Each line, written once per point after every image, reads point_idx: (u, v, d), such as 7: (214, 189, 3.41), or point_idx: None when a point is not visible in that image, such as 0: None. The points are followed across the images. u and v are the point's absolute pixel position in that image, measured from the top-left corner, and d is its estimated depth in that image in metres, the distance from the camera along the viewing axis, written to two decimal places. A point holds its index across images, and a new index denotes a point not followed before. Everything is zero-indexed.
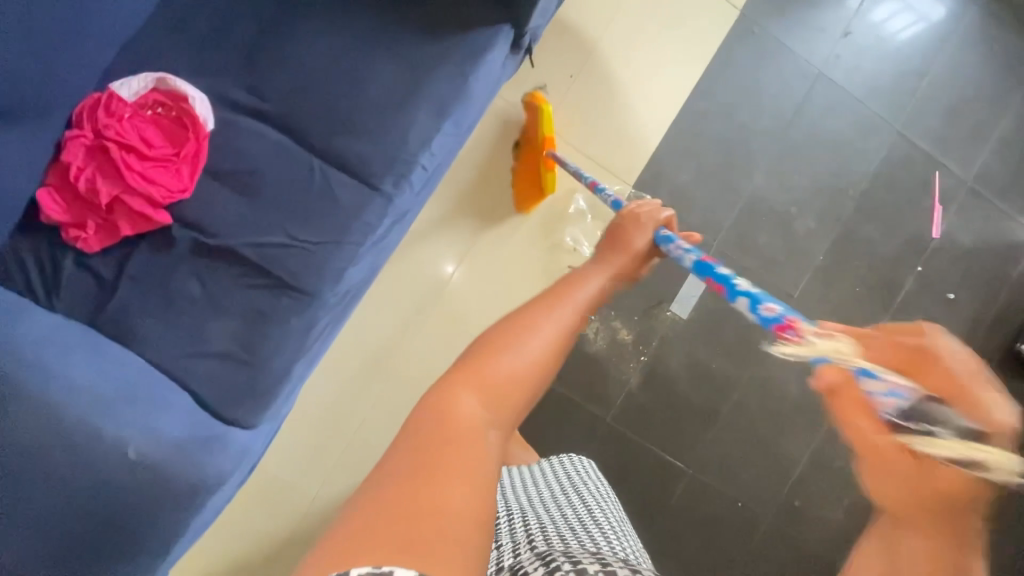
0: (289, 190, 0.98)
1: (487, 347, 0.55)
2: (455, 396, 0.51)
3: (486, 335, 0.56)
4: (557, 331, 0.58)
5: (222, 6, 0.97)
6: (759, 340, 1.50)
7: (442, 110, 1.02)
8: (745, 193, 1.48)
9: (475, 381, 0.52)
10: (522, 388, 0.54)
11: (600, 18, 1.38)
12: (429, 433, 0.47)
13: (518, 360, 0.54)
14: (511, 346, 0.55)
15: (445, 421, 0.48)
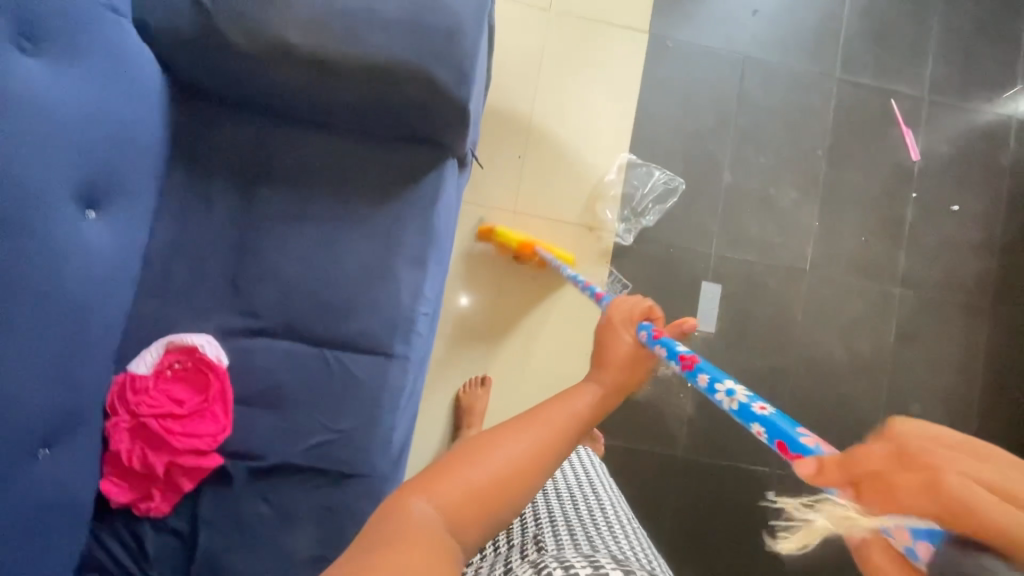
0: (314, 389, 1.03)
1: (464, 481, 0.49)
2: (408, 506, 0.48)
3: (447, 460, 0.51)
4: (515, 465, 0.50)
5: (195, 251, 1.02)
6: (792, 323, 1.49)
7: (421, 260, 1.06)
8: (722, 194, 1.49)
9: (442, 494, 0.48)
10: (482, 508, 0.49)
11: (524, 96, 1.44)
12: (379, 544, 0.46)
13: (485, 472, 0.50)
14: (466, 481, 0.49)
15: (401, 532, 0.46)
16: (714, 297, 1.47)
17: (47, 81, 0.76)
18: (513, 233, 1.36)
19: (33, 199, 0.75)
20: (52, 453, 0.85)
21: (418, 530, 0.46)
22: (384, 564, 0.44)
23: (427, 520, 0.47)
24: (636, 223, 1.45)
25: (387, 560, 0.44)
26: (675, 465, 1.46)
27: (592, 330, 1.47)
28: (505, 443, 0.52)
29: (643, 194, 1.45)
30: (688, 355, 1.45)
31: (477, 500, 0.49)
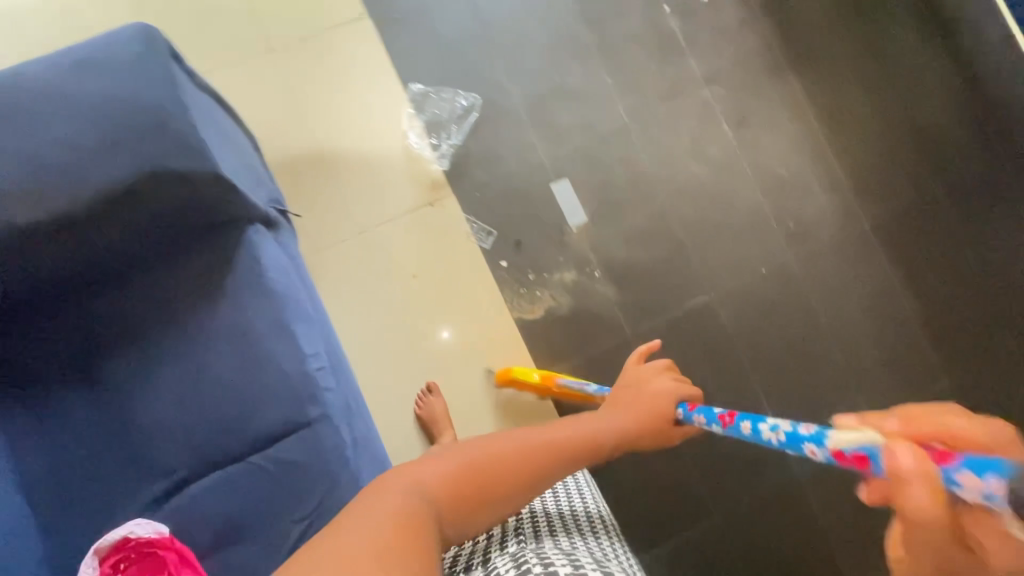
0: (263, 496, 1.00)
1: (470, 462, 0.67)
2: (428, 467, 0.64)
3: (455, 449, 0.69)
4: (530, 447, 0.71)
5: (73, 456, 0.98)
6: (644, 170, 1.56)
7: (284, 325, 1.06)
8: (519, 106, 1.53)
9: (447, 469, 0.64)
10: (493, 479, 0.66)
11: (300, 136, 1.46)
12: (388, 487, 0.60)
13: (488, 458, 0.67)
14: (492, 447, 0.69)
15: (404, 483, 0.61)
16: (570, 191, 1.52)
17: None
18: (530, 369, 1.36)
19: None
20: None
21: (422, 483, 0.61)
22: (410, 510, 0.56)
23: (437, 482, 0.62)
24: (447, 145, 1.49)
25: (412, 506, 0.57)
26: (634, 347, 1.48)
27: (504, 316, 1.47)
28: (528, 436, 0.73)
29: (447, 115, 1.50)
30: (580, 251, 1.50)
31: (475, 482, 0.65)
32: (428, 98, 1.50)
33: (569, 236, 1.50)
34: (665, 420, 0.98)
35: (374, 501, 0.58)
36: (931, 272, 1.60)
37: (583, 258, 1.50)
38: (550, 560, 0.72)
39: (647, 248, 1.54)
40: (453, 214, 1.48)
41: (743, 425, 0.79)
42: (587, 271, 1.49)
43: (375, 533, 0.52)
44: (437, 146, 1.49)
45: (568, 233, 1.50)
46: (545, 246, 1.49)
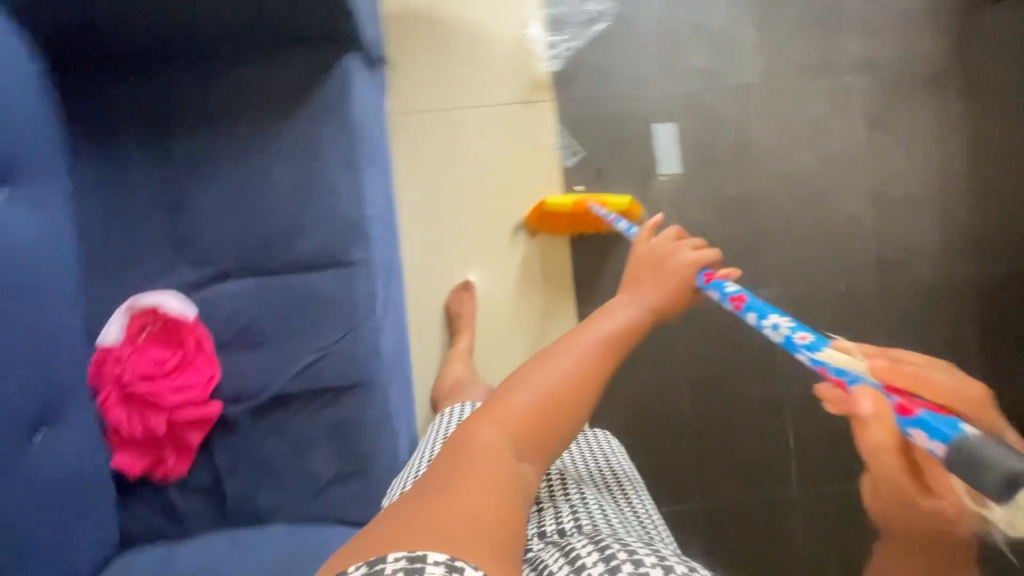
0: (287, 316, 1.02)
1: (516, 402, 0.65)
2: (478, 429, 0.62)
3: (502, 393, 0.68)
4: (573, 365, 0.69)
5: (129, 216, 1.01)
6: (755, 141, 1.44)
7: (352, 161, 1.03)
8: (650, 31, 1.41)
9: (503, 418, 0.63)
10: (541, 416, 0.65)
11: None
12: (462, 453, 0.60)
13: (540, 398, 0.66)
14: (526, 384, 0.67)
15: (474, 443, 0.60)
16: (673, 136, 1.42)
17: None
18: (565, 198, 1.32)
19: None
20: (48, 434, 0.87)
21: (492, 440, 0.61)
22: (464, 479, 0.55)
23: (496, 432, 0.62)
24: (564, 47, 1.40)
25: (465, 475, 0.56)
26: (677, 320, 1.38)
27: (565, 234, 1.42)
28: (560, 357, 0.70)
29: (575, 15, 1.39)
30: (660, 200, 1.42)
31: (529, 420, 0.64)
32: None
33: (655, 182, 1.41)
34: (686, 290, 0.90)
35: (452, 468, 0.58)
36: (1014, 349, 1.46)
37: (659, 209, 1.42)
38: (632, 547, 0.67)
39: (727, 221, 1.44)
40: (545, 121, 1.40)
41: (748, 317, 0.78)
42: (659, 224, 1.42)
43: (474, 506, 0.52)
44: (553, 44, 1.40)
45: (653, 178, 1.41)
46: (626, 183, 1.41)
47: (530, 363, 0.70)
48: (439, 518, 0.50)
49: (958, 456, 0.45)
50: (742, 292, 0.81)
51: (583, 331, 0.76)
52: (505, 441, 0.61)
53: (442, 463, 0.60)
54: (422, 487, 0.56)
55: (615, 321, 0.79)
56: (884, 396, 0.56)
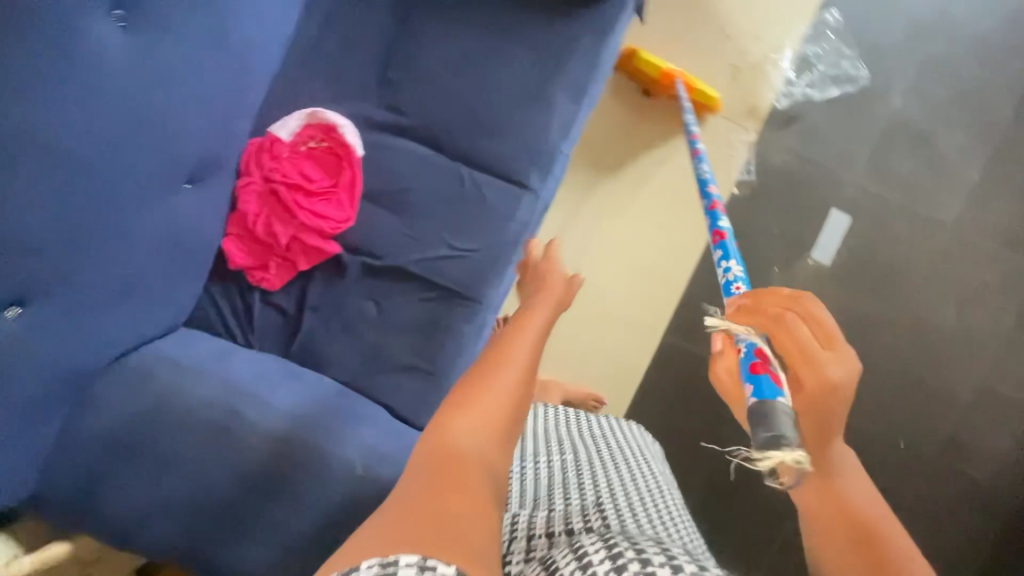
0: (442, 203, 0.99)
1: (470, 398, 0.57)
2: (448, 430, 0.53)
3: (457, 397, 0.57)
4: (516, 373, 0.61)
5: (350, 28, 0.97)
6: (909, 274, 1.40)
7: (579, 92, 0.97)
8: (883, 119, 1.33)
9: (471, 421, 0.54)
10: (506, 412, 0.57)
11: None
12: (438, 459, 0.50)
13: (501, 398, 0.57)
14: (490, 389, 0.58)
15: (450, 449, 0.51)
16: (842, 229, 1.38)
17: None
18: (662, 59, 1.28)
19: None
20: (191, 190, 0.87)
21: (467, 443, 0.52)
22: (455, 481, 0.48)
23: (473, 431, 0.53)
24: (800, 92, 1.32)
25: (455, 474, 0.48)
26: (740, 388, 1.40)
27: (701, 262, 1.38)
28: (507, 365, 0.62)
29: (827, 64, 1.31)
30: (795, 279, 1.38)
31: (486, 424, 0.54)
32: (829, 35, 1.30)
33: (800, 261, 1.38)
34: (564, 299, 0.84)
35: (438, 472, 0.49)
36: None
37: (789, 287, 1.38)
38: (642, 544, 0.54)
39: (841, 332, 1.40)
40: (739, 150, 1.35)
41: (718, 252, 0.95)
42: None
43: (474, 508, 0.46)
44: (792, 83, 1.32)
45: (801, 257, 1.38)
46: (774, 247, 1.38)
47: (463, 382, 0.60)
48: (442, 520, 0.44)
49: (768, 442, 0.58)
50: (725, 230, 0.98)
51: (492, 355, 0.65)
52: (481, 443, 0.53)
53: (420, 469, 0.50)
54: (405, 493, 0.48)
55: (537, 332, 0.71)
56: (751, 360, 0.66)
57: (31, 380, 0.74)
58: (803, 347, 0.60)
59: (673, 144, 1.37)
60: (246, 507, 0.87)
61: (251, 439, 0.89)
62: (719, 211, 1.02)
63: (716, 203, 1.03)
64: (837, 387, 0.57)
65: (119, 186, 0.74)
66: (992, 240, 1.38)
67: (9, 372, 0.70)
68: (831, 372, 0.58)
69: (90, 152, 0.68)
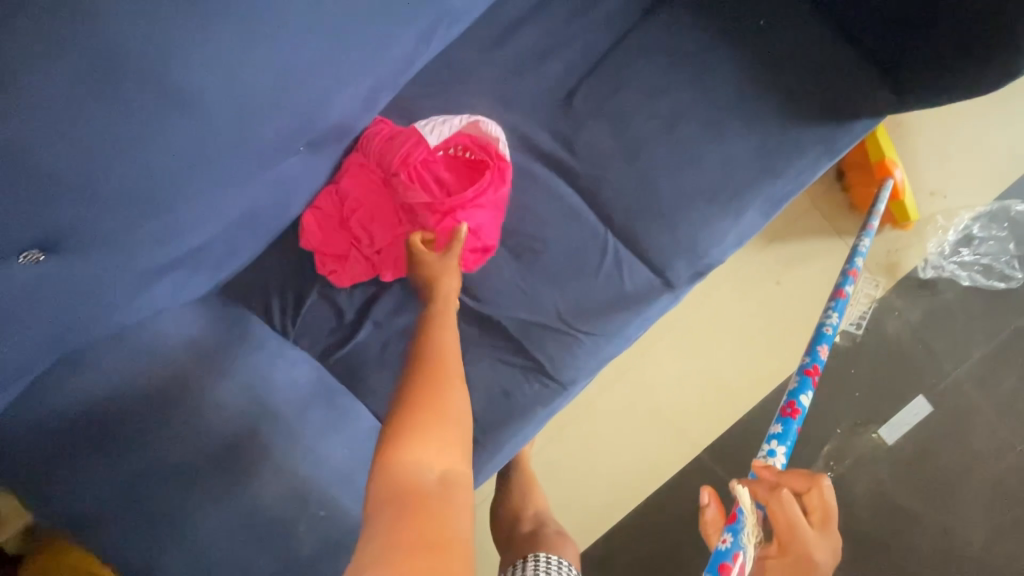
0: (569, 266, 0.82)
1: (409, 423, 0.53)
2: (404, 456, 0.50)
3: (398, 422, 0.53)
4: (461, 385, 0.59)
5: (555, 28, 0.78)
6: (966, 487, 1.30)
7: (774, 207, 0.81)
8: (1012, 326, 1.23)
9: (426, 433, 0.52)
10: (457, 425, 0.55)
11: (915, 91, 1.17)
12: (399, 492, 0.48)
13: (450, 406, 0.56)
14: (435, 398, 0.56)
15: (410, 479, 0.48)
16: (919, 415, 1.28)
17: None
18: (890, 146, 1.13)
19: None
20: (306, 155, 0.68)
21: (426, 455, 0.50)
22: (420, 509, 0.46)
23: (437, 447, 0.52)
24: (948, 268, 1.20)
25: (421, 505, 0.46)
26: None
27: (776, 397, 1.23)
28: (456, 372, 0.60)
29: (985, 250, 1.19)
30: (853, 447, 1.29)
31: (441, 436, 0.53)
32: (1004, 225, 1.19)
33: (865, 431, 1.28)
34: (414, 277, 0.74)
35: (395, 493, 0.48)
36: None
37: (843, 453, 1.29)
38: None
39: (874, 518, 1.31)
40: (860, 300, 1.23)
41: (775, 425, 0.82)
42: (830, 462, 1.29)
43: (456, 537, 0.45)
44: (945, 255, 1.20)
45: (868, 427, 1.28)
46: (848, 408, 1.28)
47: (398, 408, 0.56)
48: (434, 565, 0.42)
49: None
50: (799, 403, 0.83)
51: (422, 364, 0.60)
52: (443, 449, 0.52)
53: (388, 503, 0.47)
54: (373, 530, 0.45)
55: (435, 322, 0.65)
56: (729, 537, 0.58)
57: (46, 345, 0.56)
58: (800, 548, 0.54)
59: (799, 265, 1.22)
60: (220, 535, 0.71)
61: (262, 467, 0.74)
62: (810, 382, 0.87)
63: (812, 369, 0.88)
64: (817, 569, 0.52)
65: (236, 135, 0.56)
66: None
67: (12, 331, 0.53)
68: (820, 559, 0.53)
69: (222, 86, 0.53)
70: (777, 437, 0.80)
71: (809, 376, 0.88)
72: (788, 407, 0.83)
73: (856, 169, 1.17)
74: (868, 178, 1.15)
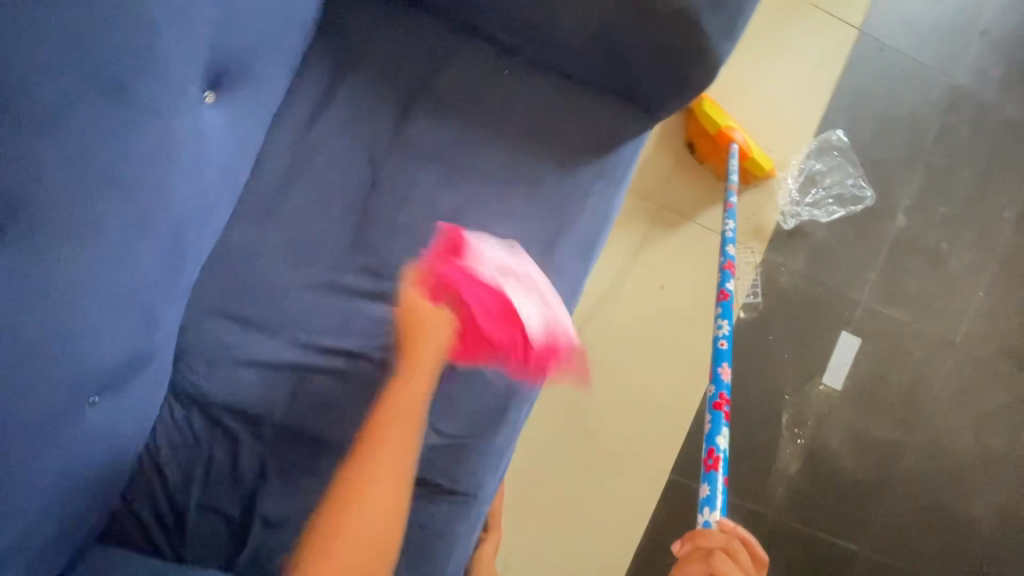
0: (427, 379, 0.82)
1: (337, 540, 0.65)
2: (342, 530, 0.65)
3: (328, 521, 0.66)
4: (375, 512, 0.67)
5: (319, 176, 0.79)
6: (923, 396, 1.31)
7: (588, 248, 0.84)
8: (890, 236, 1.27)
9: (354, 512, 0.66)
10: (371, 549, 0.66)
11: None
12: (325, 546, 0.64)
13: (359, 524, 0.66)
14: (348, 517, 0.65)
15: (349, 555, 0.64)
16: (851, 352, 1.28)
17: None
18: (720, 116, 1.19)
19: (131, 28, 0.54)
20: (101, 404, 0.66)
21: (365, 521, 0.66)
22: (341, 527, 0.65)
23: (361, 551, 0.65)
24: (806, 211, 1.25)
25: (342, 526, 0.65)
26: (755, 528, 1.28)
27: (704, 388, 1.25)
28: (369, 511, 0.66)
29: (831, 183, 1.24)
30: (809, 408, 1.27)
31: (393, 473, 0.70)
32: (834, 154, 1.25)
33: (812, 387, 1.27)
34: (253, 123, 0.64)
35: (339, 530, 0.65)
36: None
37: (802, 417, 1.28)
38: None
39: (857, 462, 1.31)
40: (745, 271, 1.25)
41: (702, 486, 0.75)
42: (793, 430, 1.27)
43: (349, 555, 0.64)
44: (796, 201, 1.25)
45: (813, 381, 1.27)
46: (786, 372, 1.27)
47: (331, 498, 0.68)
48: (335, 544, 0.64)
49: None
50: (718, 448, 0.77)
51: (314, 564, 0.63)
52: (368, 543, 0.66)
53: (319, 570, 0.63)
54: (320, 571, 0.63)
55: (418, 374, 0.75)
56: None
57: None
58: None
59: (676, 262, 1.25)
60: None
61: None
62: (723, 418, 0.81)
63: (722, 401, 0.81)
64: None
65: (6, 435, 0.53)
66: (1007, 367, 1.31)
67: None
68: None
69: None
70: (709, 502, 0.73)
71: (720, 410, 0.81)
72: (711, 461, 0.77)
73: (696, 148, 1.24)
74: (715, 152, 1.21)
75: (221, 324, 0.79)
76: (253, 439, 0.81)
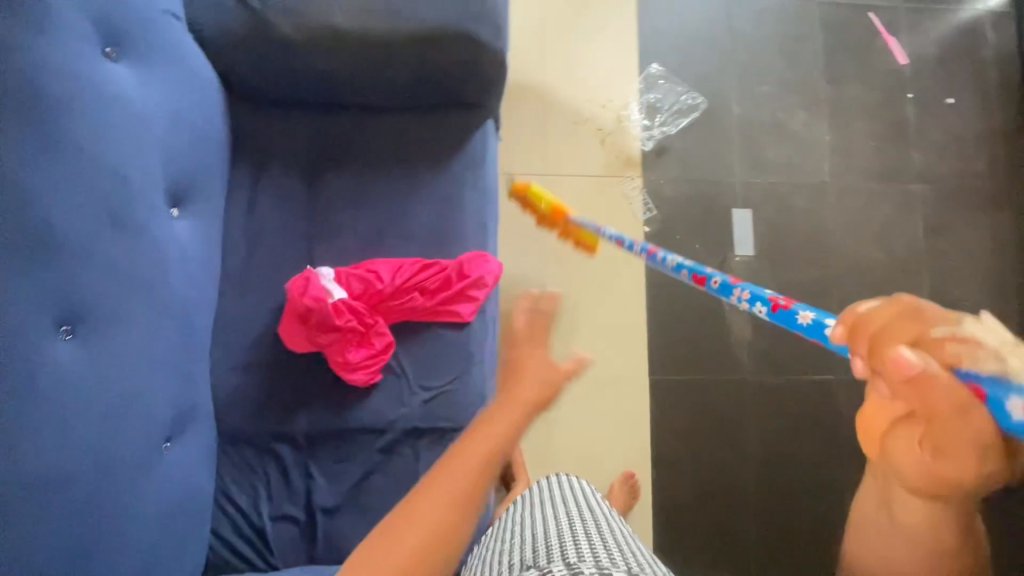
0: (401, 354, 1.05)
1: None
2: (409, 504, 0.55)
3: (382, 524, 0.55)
4: (446, 520, 0.54)
5: (270, 244, 1.06)
6: (822, 233, 1.54)
7: (481, 215, 1.11)
8: (733, 124, 1.55)
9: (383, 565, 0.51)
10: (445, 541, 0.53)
11: (535, 60, 1.53)
12: (393, 521, 0.54)
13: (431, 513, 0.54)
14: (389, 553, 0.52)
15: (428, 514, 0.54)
16: (747, 222, 1.52)
17: (103, 69, 0.79)
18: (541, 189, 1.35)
19: (113, 182, 0.78)
20: (173, 447, 0.88)
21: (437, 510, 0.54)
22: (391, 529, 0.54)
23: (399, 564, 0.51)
24: (658, 131, 1.52)
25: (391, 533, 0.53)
26: (739, 394, 1.46)
27: (642, 297, 1.49)
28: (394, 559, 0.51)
29: (669, 103, 1.53)
30: (734, 279, 1.50)
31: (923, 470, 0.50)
32: (660, 82, 1.54)
33: (730, 261, 1.50)
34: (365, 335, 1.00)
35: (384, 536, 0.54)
36: None
37: None
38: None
39: (798, 305, 1.51)
40: (633, 195, 1.51)
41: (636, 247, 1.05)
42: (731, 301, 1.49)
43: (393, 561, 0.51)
44: (648, 128, 1.52)
45: (729, 257, 1.50)
46: (705, 258, 1.50)
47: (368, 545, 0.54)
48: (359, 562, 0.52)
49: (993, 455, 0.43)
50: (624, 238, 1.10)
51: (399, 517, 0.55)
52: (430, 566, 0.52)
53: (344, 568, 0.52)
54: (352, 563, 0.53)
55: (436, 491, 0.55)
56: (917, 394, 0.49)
57: None
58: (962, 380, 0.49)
59: (579, 210, 1.50)
60: None
61: None
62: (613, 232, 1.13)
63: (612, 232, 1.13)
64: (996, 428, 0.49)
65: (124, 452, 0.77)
66: (876, 182, 1.56)
67: None
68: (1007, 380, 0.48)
69: (57, 467, 0.70)
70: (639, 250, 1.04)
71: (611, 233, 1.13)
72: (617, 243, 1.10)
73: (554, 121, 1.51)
74: None
75: (239, 377, 1.02)
76: (293, 452, 1.03)
